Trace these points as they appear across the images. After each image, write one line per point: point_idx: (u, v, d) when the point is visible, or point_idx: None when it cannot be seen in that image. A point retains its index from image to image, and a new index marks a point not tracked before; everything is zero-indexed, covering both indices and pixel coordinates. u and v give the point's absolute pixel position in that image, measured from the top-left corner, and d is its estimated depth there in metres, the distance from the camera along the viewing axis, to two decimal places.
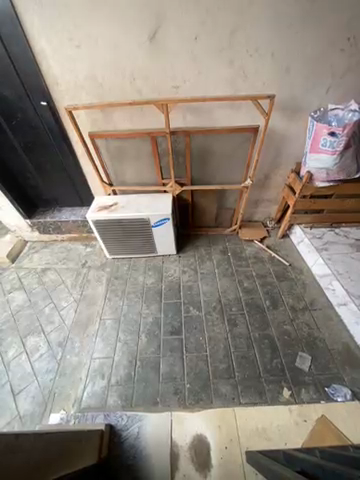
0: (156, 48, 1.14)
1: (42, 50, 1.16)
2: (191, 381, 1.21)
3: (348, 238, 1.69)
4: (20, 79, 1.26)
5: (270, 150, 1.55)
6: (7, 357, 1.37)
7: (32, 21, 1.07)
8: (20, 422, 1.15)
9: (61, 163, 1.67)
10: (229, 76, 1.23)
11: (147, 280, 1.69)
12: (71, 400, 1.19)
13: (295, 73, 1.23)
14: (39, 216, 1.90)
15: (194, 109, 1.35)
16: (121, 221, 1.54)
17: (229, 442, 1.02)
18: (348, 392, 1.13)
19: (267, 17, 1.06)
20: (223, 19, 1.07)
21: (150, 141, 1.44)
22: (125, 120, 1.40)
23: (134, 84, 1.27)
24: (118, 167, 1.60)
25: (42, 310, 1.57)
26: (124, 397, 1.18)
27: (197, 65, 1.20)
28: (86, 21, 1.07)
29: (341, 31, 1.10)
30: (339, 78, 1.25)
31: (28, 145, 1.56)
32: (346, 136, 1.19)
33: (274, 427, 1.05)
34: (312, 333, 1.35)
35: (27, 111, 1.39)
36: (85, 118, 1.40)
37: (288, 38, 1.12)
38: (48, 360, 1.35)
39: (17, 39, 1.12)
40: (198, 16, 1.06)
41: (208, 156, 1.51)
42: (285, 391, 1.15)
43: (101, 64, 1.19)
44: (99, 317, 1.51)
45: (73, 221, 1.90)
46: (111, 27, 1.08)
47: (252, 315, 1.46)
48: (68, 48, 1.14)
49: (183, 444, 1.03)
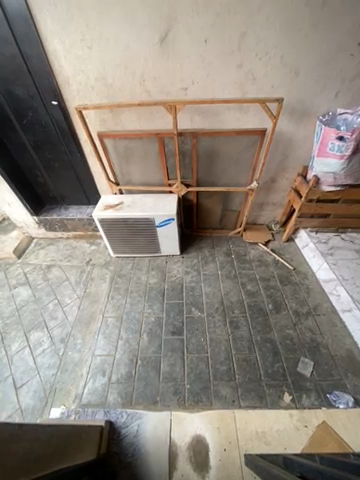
0: (166, 50, 1.16)
1: (54, 50, 1.18)
2: (191, 382, 1.21)
3: (354, 243, 1.67)
4: (32, 78, 1.29)
5: (278, 152, 1.54)
6: (10, 350, 1.39)
7: (46, 21, 1.09)
8: (21, 415, 1.16)
9: (69, 161, 1.69)
10: (238, 79, 1.24)
11: (150, 279, 1.70)
12: (71, 396, 1.20)
13: (304, 77, 1.22)
14: (47, 213, 1.94)
15: (201, 111, 1.36)
16: (127, 221, 1.55)
17: (228, 444, 1.02)
18: (350, 399, 1.11)
19: (277, 21, 1.07)
20: (233, 22, 1.07)
21: (157, 142, 1.46)
22: (133, 121, 1.42)
23: (143, 85, 1.28)
24: (125, 167, 1.61)
25: (46, 306, 1.59)
26: (124, 394, 1.19)
27: (207, 67, 1.20)
28: (98, 23, 1.08)
29: (350, 35, 1.10)
30: (349, 82, 1.24)
31: (39, 143, 1.59)
32: (355, 140, 1.18)
33: (273, 431, 1.04)
34: (315, 338, 1.34)
35: (39, 110, 1.42)
36: (95, 118, 1.42)
37: (297, 41, 1.12)
38: (50, 354, 1.36)
39: (31, 38, 1.14)
40: (209, 20, 1.07)
41: (214, 158, 1.52)
42: (286, 396, 1.15)
43: (112, 65, 1.21)
44: (101, 315, 1.52)
45: (79, 219, 1.92)
46: (123, 29, 1.10)
47: (254, 318, 1.45)
48: (80, 48, 1.16)
49: (182, 443, 1.03)
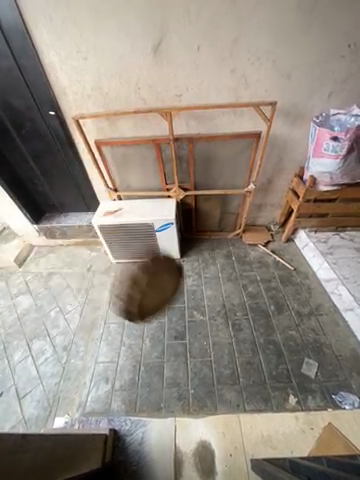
0: (159, 58, 1.18)
1: (50, 61, 1.20)
2: (195, 386, 1.21)
3: (354, 242, 1.67)
4: (28, 89, 1.31)
5: (274, 154, 1.55)
6: (13, 360, 1.38)
7: (42, 34, 1.12)
8: (25, 425, 1.16)
9: (67, 169, 1.70)
10: (232, 84, 1.25)
11: (151, 284, 1.70)
12: (75, 404, 1.20)
13: (297, 79, 1.24)
14: (47, 221, 1.95)
15: (197, 116, 1.37)
16: (126, 226, 1.56)
17: (234, 449, 1.01)
18: (356, 400, 1.11)
19: (268, 27, 1.09)
20: (225, 29, 1.10)
21: (154, 148, 1.47)
22: (130, 128, 1.44)
23: (138, 93, 1.30)
24: (123, 173, 1.63)
25: (47, 314, 1.59)
26: (128, 401, 1.18)
27: (200, 73, 1.22)
28: (93, 35, 1.11)
29: (341, 38, 1.12)
30: (341, 83, 1.26)
31: (37, 152, 1.60)
32: (349, 140, 1.19)
33: (279, 435, 1.03)
34: (318, 338, 1.33)
35: (36, 120, 1.44)
36: (92, 127, 1.44)
37: (289, 45, 1.14)
38: (53, 363, 1.36)
39: (27, 51, 1.17)
40: (201, 28, 1.09)
41: (211, 162, 1.53)
42: (291, 398, 1.14)
43: (107, 75, 1.23)
44: (103, 321, 1.52)
45: (79, 226, 1.93)
46: (117, 39, 1.12)
47: (257, 320, 1.45)
48: (75, 59, 1.18)
49: (187, 450, 1.02)
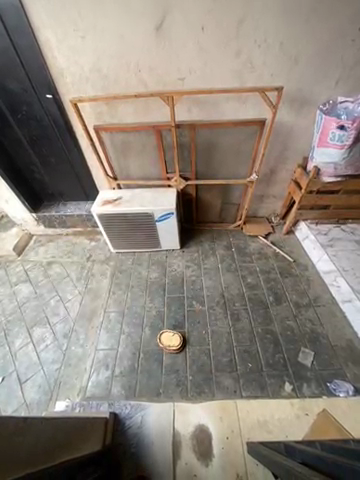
0: (162, 39, 1.13)
1: (47, 41, 1.15)
2: (193, 374, 1.23)
3: (354, 234, 1.67)
4: (25, 71, 1.26)
5: (278, 143, 1.52)
6: (14, 346, 1.40)
7: (38, 11, 1.06)
8: (27, 408, 1.18)
9: (66, 156, 1.67)
10: (236, 68, 1.21)
11: (150, 273, 1.70)
12: (76, 389, 1.22)
13: (304, 64, 1.20)
14: (45, 209, 1.92)
15: (200, 101, 1.33)
16: (126, 215, 1.54)
17: (230, 432, 1.04)
18: (351, 388, 1.13)
19: (276, 6, 1.03)
20: (230, 8, 1.04)
21: (155, 135, 1.44)
22: (130, 114, 1.40)
23: (139, 76, 1.25)
24: (123, 161, 1.59)
25: (48, 302, 1.60)
26: (128, 387, 1.21)
27: (204, 56, 1.18)
28: (91, 12, 1.06)
29: (351, 20, 1.07)
30: (349, 70, 1.22)
31: (34, 138, 1.56)
32: (356, 129, 1.16)
33: (275, 420, 1.06)
34: (315, 329, 1.35)
35: (33, 104, 1.40)
36: (91, 112, 1.40)
37: (297, 28, 1.09)
38: (54, 350, 1.38)
39: (23, 30, 1.12)
40: (205, 7, 1.04)
41: (213, 150, 1.50)
42: (287, 385, 1.16)
43: (106, 56, 1.18)
44: (103, 310, 1.53)
45: (78, 215, 1.91)
46: (116, 17, 1.07)
47: (255, 310, 1.46)
48: (73, 38, 1.13)
49: (186, 433, 1.05)
